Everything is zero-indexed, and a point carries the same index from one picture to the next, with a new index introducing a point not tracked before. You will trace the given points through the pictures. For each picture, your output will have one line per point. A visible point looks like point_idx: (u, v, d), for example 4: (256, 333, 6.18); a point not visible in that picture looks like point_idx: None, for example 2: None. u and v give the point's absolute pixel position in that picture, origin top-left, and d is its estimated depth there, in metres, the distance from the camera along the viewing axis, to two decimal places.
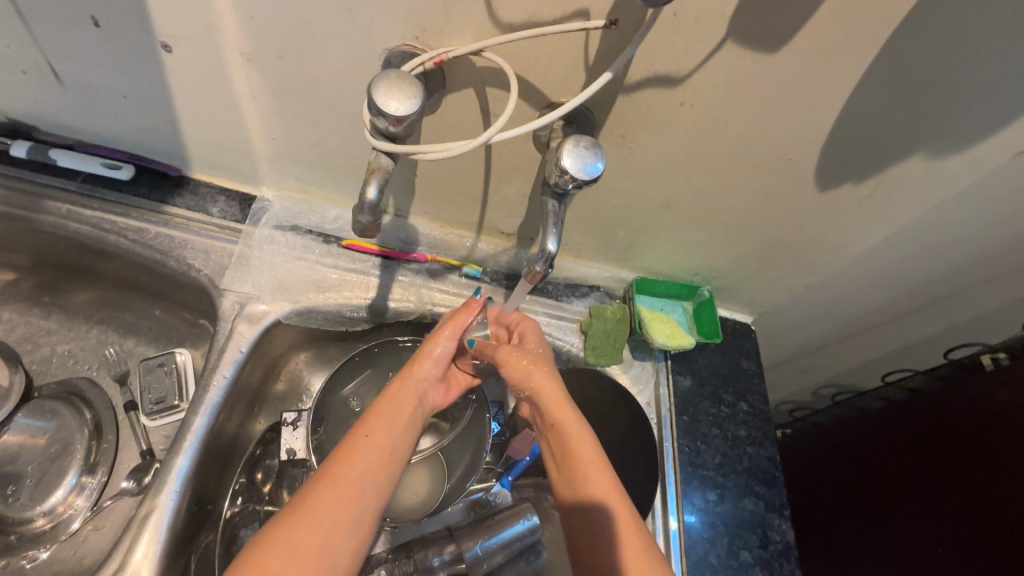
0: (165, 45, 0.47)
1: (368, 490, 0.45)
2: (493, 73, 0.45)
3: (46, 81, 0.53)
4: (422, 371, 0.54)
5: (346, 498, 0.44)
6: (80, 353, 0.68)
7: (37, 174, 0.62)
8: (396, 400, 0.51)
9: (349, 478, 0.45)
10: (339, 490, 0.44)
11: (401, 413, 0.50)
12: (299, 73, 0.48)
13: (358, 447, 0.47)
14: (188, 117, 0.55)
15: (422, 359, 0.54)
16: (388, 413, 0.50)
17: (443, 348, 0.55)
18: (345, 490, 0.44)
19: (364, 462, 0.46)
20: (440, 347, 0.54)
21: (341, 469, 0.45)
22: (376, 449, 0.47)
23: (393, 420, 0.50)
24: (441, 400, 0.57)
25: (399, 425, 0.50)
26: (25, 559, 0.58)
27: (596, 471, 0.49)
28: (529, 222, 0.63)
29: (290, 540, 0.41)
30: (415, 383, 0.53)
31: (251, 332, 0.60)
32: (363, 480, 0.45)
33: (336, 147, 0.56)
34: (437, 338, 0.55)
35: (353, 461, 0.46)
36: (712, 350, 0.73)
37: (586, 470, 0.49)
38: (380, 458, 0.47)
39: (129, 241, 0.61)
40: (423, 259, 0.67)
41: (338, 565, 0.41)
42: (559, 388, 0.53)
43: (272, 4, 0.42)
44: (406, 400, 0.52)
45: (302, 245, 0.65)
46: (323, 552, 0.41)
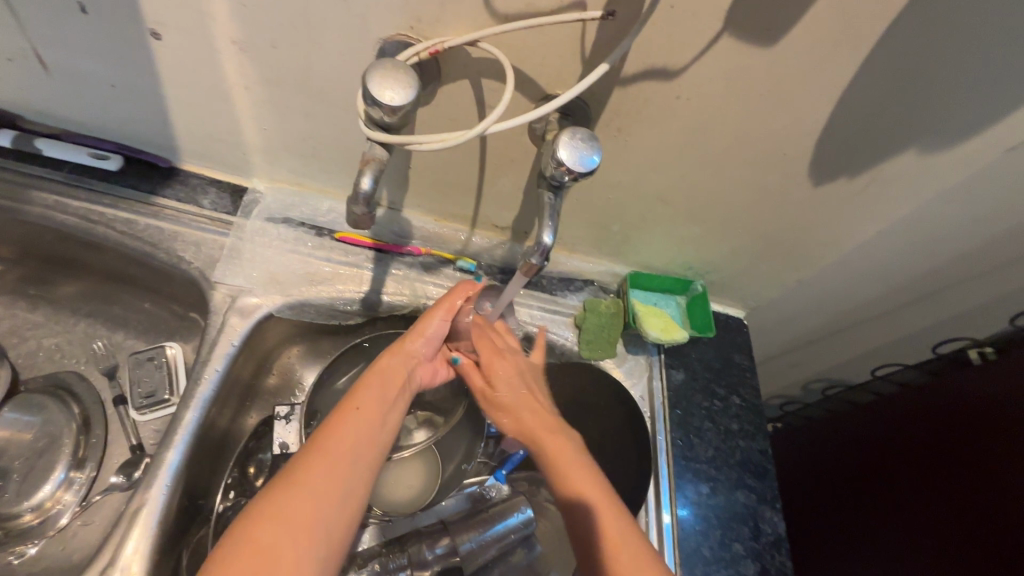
0: (154, 33, 0.46)
1: (358, 460, 0.45)
2: (489, 64, 0.45)
3: (31, 68, 0.52)
4: (412, 348, 0.55)
5: (337, 467, 0.44)
6: (68, 347, 0.67)
7: (22, 164, 0.61)
8: (387, 373, 0.52)
9: (340, 450, 0.45)
10: (332, 457, 0.44)
11: (392, 388, 0.51)
12: (292, 62, 0.48)
13: (349, 416, 0.47)
14: (178, 106, 0.55)
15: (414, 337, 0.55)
16: (379, 386, 0.50)
17: (435, 330, 0.56)
18: (338, 460, 0.44)
19: (355, 431, 0.46)
20: (432, 326, 0.55)
21: (335, 438, 0.45)
22: (367, 419, 0.48)
23: (385, 393, 0.50)
24: (428, 380, 0.57)
25: (391, 398, 0.50)
26: (13, 555, 0.57)
27: (579, 467, 0.51)
28: (524, 215, 0.62)
29: (282, 504, 0.40)
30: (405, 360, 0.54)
31: (242, 325, 0.60)
32: (354, 452, 0.45)
33: (330, 138, 0.56)
34: (429, 317, 0.56)
35: (345, 430, 0.46)
36: (706, 344, 0.74)
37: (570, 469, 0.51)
38: (370, 431, 0.47)
39: (118, 232, 0.60)
40: (417, 252, 0.66)
41: (330, 536, 0.41)
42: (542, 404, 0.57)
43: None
44: (397, 373, 0.52)
45: (295, 238, 0.64)
46: (316, 519, 0.41)
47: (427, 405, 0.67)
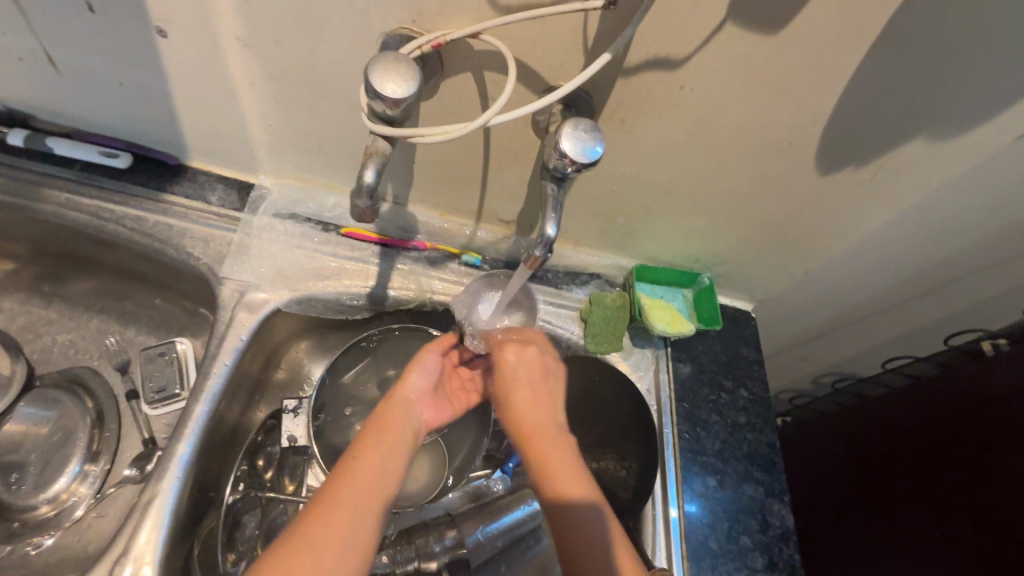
0: (160, 30, 0.47)
1: (359, 513, 0.43)
2: (491, 57, 0.45)
3: (42, 68, 0.53)
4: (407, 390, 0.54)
5: (337, 526, 0.42)
6: (81, 343, 0.68)
7: (34, 163, 0.61)
8: (383, 423, 0.51)
9: (338, 505, 0.43)
10: (327, 516, 0.42)
11: (389, 436, 0.50)
12: (297, 58, 0.48)
13: (344, 472, 0.46)
14: (186, 104, 0.55)
15: (406, 381, 0.55)
16: (375, 436, 0.49)
17: (423, 369, 0.56)
18: (336, 515, 0.42)
19: (354, 485, 0.45)
20: (422, 365, 0.56)
21: (332, 495, 0.44)
22: (363, 471, 0.46)
23: (383, 440, 0.49)
24: (435, 418, 0.56)
25: (389, 445, 0.49)
26: (30, 546, 0.58)
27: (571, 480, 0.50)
28: (528, 208, 0.62)
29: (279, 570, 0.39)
30: (399, 406, 0.53)
31: (251, 320, 0.60)
32: (353, 502, 0.43)
33: (335, 133, 0.56)
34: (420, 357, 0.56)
35: (342, 486, 0.44)
36: (712, 336, 0.73)
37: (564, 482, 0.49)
38: (369, 481, 0.45)
39: (128, 230, 0.61)
40: (423, 247, 0.67)
41: None
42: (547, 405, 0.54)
43: None
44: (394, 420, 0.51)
45: (301, 233, 0.65)
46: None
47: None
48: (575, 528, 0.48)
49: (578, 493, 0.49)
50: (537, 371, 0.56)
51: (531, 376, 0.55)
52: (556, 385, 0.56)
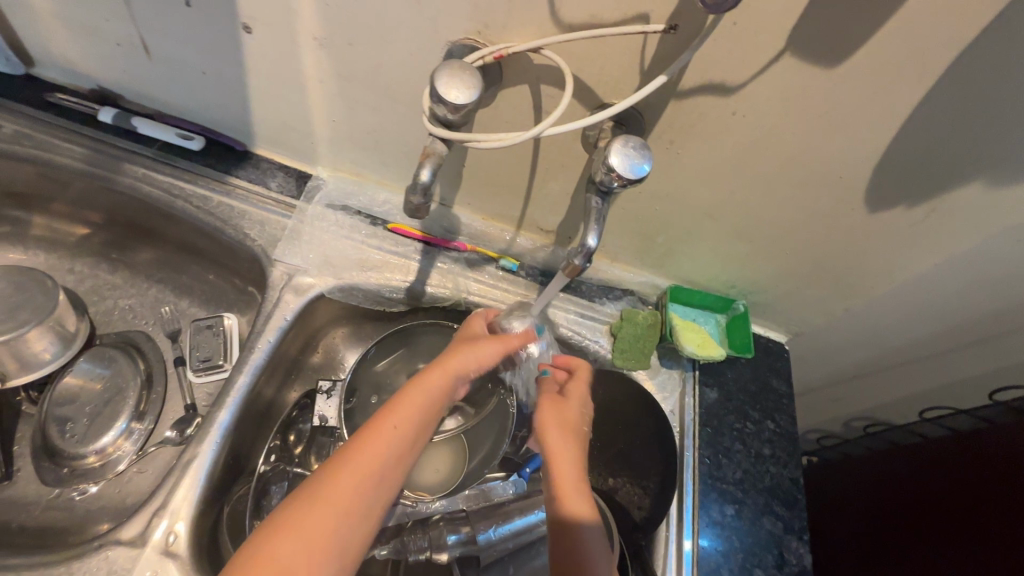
0: (247, 26, 0.51)
1: (383, 484, 0.44)
2: (550, 72, 0.47)
3: (137, 54, 0.58)
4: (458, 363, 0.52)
5: (363, 489, 0.43)
6: (139, 308, 0.73)
7: (118, 138, 0.66)
8: (427, 390, 0.50)
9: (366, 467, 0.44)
10: (353, 477, 0.43)
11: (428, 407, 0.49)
12: (366, 59, 0.51)
13: (380, 434, 0.46)
14: (260, 95, 0.59)
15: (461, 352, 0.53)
16: (416, 404, 0.49)
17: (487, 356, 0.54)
18: (364, 477, 0.44)
19: (386, 449, 0.45)
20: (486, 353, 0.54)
21: (363, 453, 0.44)
22: (398, 438, 0.46)
23: (421, 409, 0.49)
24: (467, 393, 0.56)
25: (425, 415, 0.49)
26: (76, 492, 0.62)
27: (579, 498, 0.50)
28: (569, 220, 0.64)
29: (301, 522, 0.41)
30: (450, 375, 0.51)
31: (296, 302, 0.63)
32: (379, 473, 0.44)
33: (392, 133, 0.59)
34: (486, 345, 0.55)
35: (375, 446, 0.45)
36: (742, 365, 0.73)
37: (571, 499, 0.50)
38: (401, 449, 0.46)
39: (194, 207, 0.65)
40: (463, 248, 0.69)
41: (345, 553, 0.41)
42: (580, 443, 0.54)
43: None
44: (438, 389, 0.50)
45: (350, 225, 0.67)
46: (332, 540, 0.41)
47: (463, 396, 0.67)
48: (574, 549, 0.47)
49: (587, 517, 0.49)
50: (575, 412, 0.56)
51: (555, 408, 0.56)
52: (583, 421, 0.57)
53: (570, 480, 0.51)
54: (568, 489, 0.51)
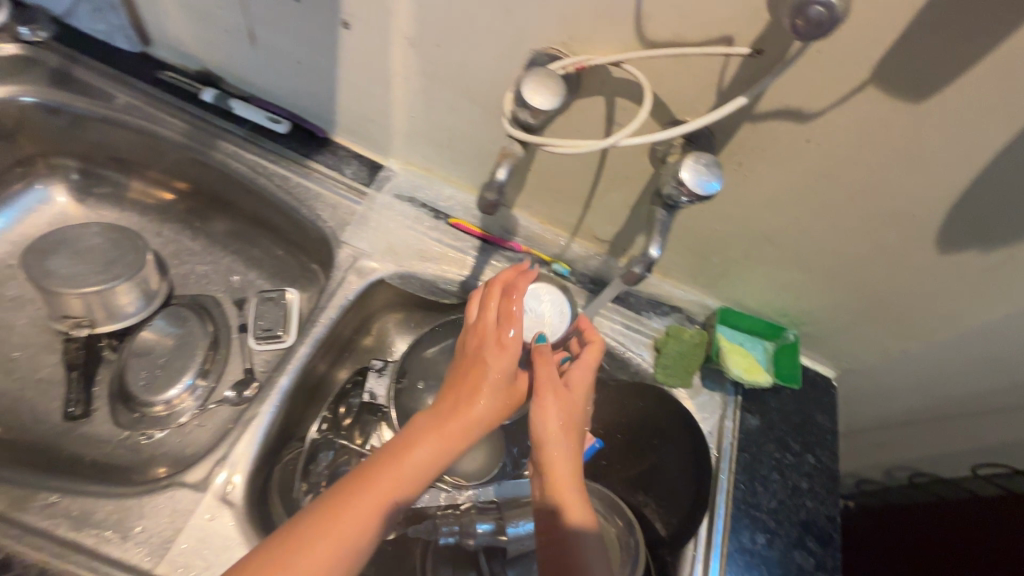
0: (346, 23, 0.55)
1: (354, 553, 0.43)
2: (628, 86, 0.49)
3: (244, 41, 0.63)
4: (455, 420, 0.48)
5: (335, 560, 0.42)
6: (211, 275, 0.78)
7: (213, 117, 0.70)
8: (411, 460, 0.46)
9: (338, 539, 0.42)
10: (325, 549, 0.41)
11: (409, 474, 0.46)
12: (452, 61, 0.55)
13: (355, 506, 0.43)
14: (347, 87, 0.63)
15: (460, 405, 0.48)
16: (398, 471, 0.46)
17: (488, 402, 0.49)
18: (335, 546, 0.42)
19: (356, 521, 0.43)
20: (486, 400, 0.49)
21: (336, 525, 0.43)
22: (372, 508, 0.44)
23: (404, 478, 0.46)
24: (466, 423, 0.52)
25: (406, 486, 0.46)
26: (143, 436, 0.67)
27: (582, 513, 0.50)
28: (626, 230, 0.65)
29: None
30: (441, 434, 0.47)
31: (358, 284, 0.67)
32: (350, 544, 0.42)
33: (466, 132, 0.62)
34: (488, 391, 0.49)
35: (347, 518, 0.43)
36: (787, 395, 0.72)
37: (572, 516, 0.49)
38: (373, 519, 0.44)
39: (274, 185, 0.69)
40: (518, 249, 0.71)
41: None
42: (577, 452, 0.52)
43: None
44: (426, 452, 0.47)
45: (414, 216, 0.71)
46: None
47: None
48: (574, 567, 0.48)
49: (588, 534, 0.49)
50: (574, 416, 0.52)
51: (552, 420, 0.51)
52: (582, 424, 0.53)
53: (571, 497, 0.50)
54: (568, 505, 0.50)
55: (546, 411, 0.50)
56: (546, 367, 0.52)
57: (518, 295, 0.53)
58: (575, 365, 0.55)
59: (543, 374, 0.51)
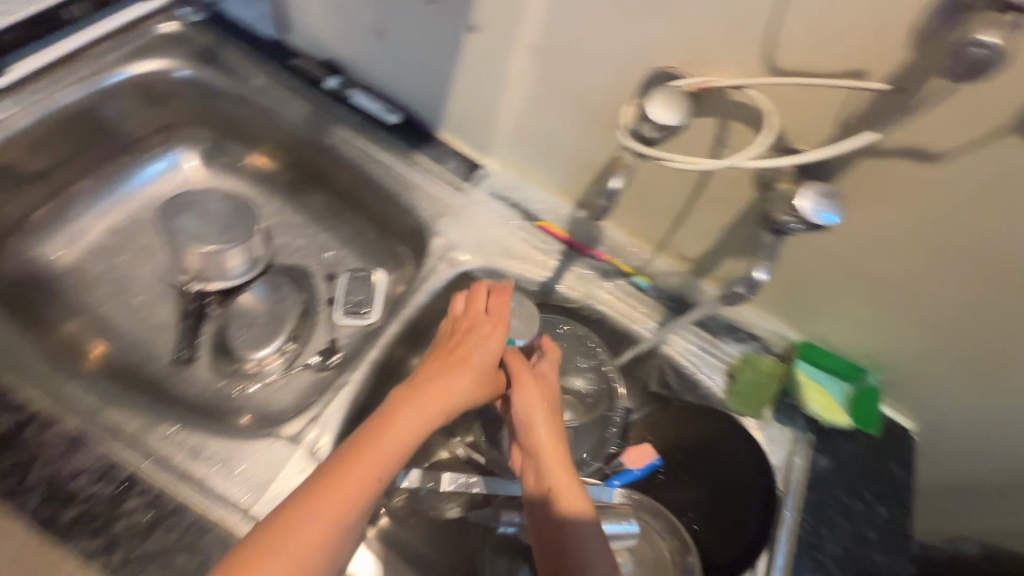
0: (473, 28, 0.59)
1: (349, 514, 0.46)
2: (746, 110, 0.50)
3: (375, 36, 0.68)
4: (432, 396, 0.54)
5: (333, 518, 0.45)
6: (306, 248, 0.82)
7: (333, 103, 0.75)
8: (398, 432, 0.51)
9: (336, 498, 0.46)
10: (326, 507, 0.46)
11: (398, 446, 0.50)
12: (568, 72, 0.58)
13: (351, 472, 0.47)
14: (461, 86, 0.67)
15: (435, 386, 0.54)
16: (386, 440, 0.50)
17: (462, 386, 0.55)
18: (333, 503, 0.46)
19: (352, 486, 0.47)
20: (459, 383, 0.55)
21: (336, 487, 0.46)
22: (364, 475, 0.48)
23: (390, 447, 0.50)
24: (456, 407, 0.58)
25: (394, 455, 0.50)
26: (235, 389, 0.72)
27: (574, 496, 0.52)
28: (715, 249, 0.66)
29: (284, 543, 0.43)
30: (420, 407, 0.53)
31: (448, 273, 0.70)
32: (345, 505, 0.46)
33: (569, 139, 0.64)
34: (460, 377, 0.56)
35: (344, 481, 0.47)
36: (863, 443, 0.69)
37: (563, 497, 0.52)
38: (367, 484, 0.48)
39: (381, 172, 0.73)
40: (600, 258, 0.73)
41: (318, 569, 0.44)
42: (556, 435, 0.56)
43: (572, 13, 0.53)
44: (406, 422, 0.52)
45: (505, 215, 0.73)
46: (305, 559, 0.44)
47: (575, 392, 0.68)
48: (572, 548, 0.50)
49: (581, 515, 0.52)
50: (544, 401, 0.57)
51: (531, 402, 0.57)
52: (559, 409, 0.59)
53: (558, 479, 0.53)
54: (558, 484, 0.53)
55: (523, 390, 0.57)
56: (517, 360, 0.59)
57: (506, 297, 0.61)
58: (544, 360, 0.61)
59: (516, 366, 0.59)
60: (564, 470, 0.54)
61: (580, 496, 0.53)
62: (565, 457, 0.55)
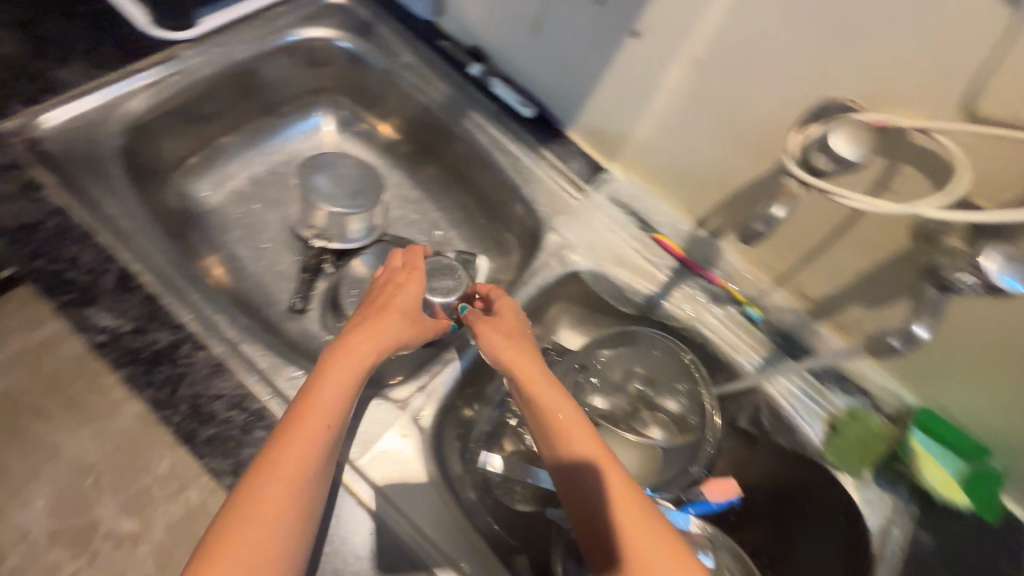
0: (636, 32, 0.59)
1: (302, 473, 0.45)
2: (927, 156, 0.47)
3: (528, 30, 0.70)
4: (355, 341, 0.54)
5: (291, 479, 0.44)
6: (417, 225, 0.86)
7: (472, 89, 0.78)
8: (330, 386, 0.50)
9: (284, 459, 0.45)
10: (279, 467, 0.44)
11: (332, 398, 0.49)
12: (728, 88, 0.57)
13: (294, 437, 0.46)
14: (605, 89, 0.67)
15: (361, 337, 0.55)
16: (323, 397, 0.49)
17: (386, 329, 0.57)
18: (285, 462, 0.45)
19: (298, 450, 0.45)
20: (385, 325, 0.57)
21: (283, 451, 0.45)
22: (307, 435, 0.46)
23: (325, 406, 0.48)
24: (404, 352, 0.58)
25: (333, 410, 0.49)
26: None
27: (577, 432, 0.50)
28: (843, 293, 0.63)
29: (245, 516, 0.42)
30: (344, 353, 0.53)
31: (557, 270, 0.71)
32: (298, 462, 0.45)
33: (709, 156, 0.63)
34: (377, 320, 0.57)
35: (288, 438, 0.46)
36: (973, 527, 0.63)
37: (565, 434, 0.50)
38: (312, 443, 0.46)
39: (508, 162, 0.75)
40: (714, 281, 0.71)
41: (290, 530, 0.43)
42: (531, 365, 0.56)
43: (749, 29, 0.52)
44: (342, 375, 0.51)
45: (622, 222, 0.73)
46: (271, 524, 0.42)
47: (668, 413, 0.66)
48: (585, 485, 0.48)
49: (585, 450, 0.49)
50: (499, 335, 0.58)
51: (495, 342, 0.58)
52: (526, 338, 0.59)
53: (547, 417, 0.52)
54: (554, 417, 0.52)
55: (485, 334, 0.59)
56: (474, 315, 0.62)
57: (419, 254, 0.66)
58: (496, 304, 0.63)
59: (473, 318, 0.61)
60: (551, 398, 0.53)
61: (581, 429, 0.51)
62: (545, 384, 0.54)
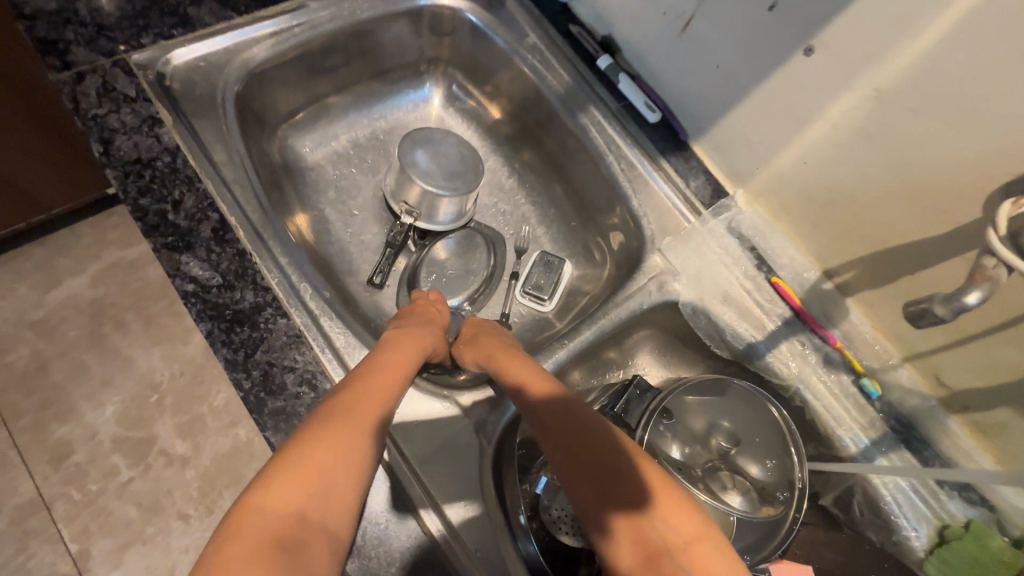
0: (809, 49, 0.51)
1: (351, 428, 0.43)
2: None
3: (674, 27, 0.63)
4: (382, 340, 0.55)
5: (344, 431, 0.42)
6: (506, 216, 0.81)
7: (597, 83, 0.72)
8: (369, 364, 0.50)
9: (331, 414, 0.43)
10: (330, 421, 0.43)
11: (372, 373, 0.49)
12: (911, 131, 0.48)
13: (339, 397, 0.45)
14: (751, 106, 0.59)
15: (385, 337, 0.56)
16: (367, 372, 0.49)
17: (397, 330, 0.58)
18: (336, 417, 0.43)
19: (345, 409, 0.44)
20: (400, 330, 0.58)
21: (330, 409, 0.44)
22: (357, 397, 0.46)
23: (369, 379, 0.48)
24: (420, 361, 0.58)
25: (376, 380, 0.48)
26: None
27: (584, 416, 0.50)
28: (995, 391, 0.53)
29: (303, 463, 0.39)
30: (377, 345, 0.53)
31: (654, 295, 0.65)
32: (346, 418, 0.43)
33: (861, 203, 0.55)
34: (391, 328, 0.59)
35: (338, 399, 0.45)
36: None
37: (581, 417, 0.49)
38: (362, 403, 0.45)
39: (620, 168, 0.69)
40: (831, 341, 0.62)
41: (344, 482, 0.40)
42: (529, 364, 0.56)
43: (963, 66, 0.43)
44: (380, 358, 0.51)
45: (737, 256, 0.66)
46: (326, 472, 0.39)
47: (750, 479, 0.58)
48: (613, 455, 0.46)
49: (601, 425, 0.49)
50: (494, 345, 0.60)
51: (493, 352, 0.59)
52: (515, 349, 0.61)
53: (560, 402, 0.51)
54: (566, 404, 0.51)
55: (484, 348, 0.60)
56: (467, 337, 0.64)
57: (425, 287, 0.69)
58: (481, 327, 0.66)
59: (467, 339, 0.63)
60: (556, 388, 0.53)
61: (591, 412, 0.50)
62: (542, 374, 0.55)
